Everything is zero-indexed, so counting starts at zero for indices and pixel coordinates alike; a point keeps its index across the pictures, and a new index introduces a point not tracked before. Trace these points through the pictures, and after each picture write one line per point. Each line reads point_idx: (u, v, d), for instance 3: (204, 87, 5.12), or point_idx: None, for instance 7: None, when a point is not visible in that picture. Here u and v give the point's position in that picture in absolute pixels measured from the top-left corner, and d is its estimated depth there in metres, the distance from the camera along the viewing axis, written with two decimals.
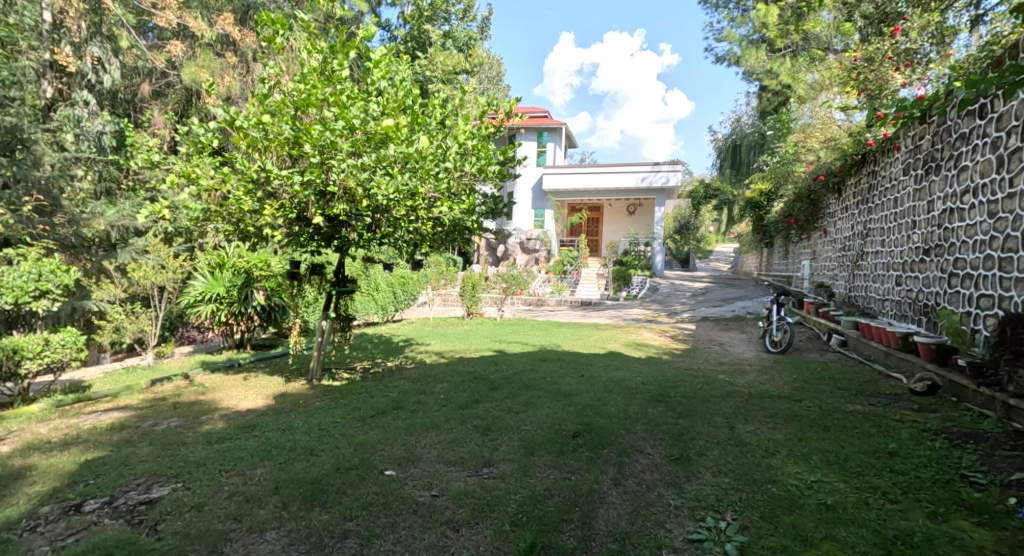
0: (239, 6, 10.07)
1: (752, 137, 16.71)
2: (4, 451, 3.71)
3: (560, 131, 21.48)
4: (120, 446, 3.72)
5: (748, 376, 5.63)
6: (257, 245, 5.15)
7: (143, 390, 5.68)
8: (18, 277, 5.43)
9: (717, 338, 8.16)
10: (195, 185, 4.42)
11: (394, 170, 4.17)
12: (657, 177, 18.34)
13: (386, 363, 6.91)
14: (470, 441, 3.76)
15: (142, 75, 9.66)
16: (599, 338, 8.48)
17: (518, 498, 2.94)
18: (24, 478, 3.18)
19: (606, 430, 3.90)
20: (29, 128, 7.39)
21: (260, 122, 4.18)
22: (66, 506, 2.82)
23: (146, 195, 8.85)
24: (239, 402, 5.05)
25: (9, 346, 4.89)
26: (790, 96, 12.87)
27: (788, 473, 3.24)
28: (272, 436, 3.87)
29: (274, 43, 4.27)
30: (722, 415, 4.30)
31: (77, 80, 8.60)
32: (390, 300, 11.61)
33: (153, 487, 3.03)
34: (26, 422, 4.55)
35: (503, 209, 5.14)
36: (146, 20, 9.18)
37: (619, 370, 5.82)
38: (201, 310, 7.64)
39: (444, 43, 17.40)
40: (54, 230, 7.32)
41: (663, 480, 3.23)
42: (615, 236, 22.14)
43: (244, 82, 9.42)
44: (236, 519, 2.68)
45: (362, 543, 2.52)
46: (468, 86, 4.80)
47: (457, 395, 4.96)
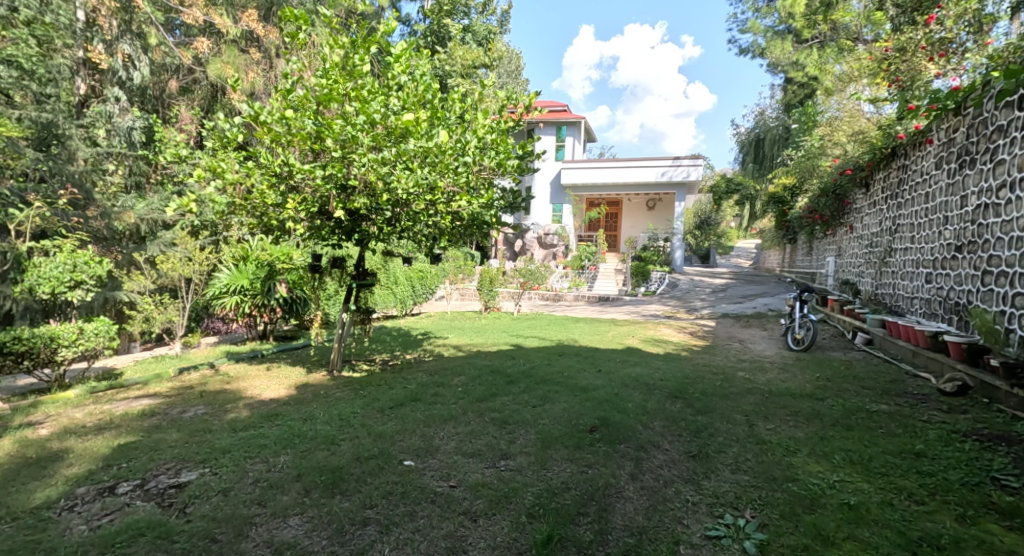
0: (263, 2, 10.23)
1: (777, 130, 16.33)
2: (42, 434, 3.87)
3: (579, 125, 21.33)
4: (150, 432, 3.85)
5: (768, 373, 5.55)
6: (280, 238, 5.25)
7: (171, 379, 5.85)
8: (54, 268, 5.64)
9: (737, 335, 8.06)
10: (221, 178, 4.50)
11: (414, 164, 4.22)
12: (677, 171, 18.21)
13: (404, 356, 6.99)
14: (487, 434, 3.80)
15: (170, 72, 9.88)
16: (617, 334, 8.44)
17: (535, 490, 2.96)
18: (62, 460, 3.32)
19: (624, 425, 3.89)
20: (64, 125, 7.73)
21: (283, 117, 4.23)
22: (100, 487, 2.93)
23: (175, 189, 9.10)
24: (262, 392, 5.17)
25: (46, 334, 5.10)
26: (816, 88, 12.55)
27: (809, 472, 3.19)
28: (293, 425, 3.95)
29: (297, 38, 4.31)
30: (741, 413, 4.25)
31: (109, 77, 8.84)
32: (408, 294, 11.73)
33: (182, 472, 3.13)
34: (63, 407, 4.73)
35: (522, 203, 5.15)
36: (174, 17, 9.39)
37: (636, 366, 5.79)
38: (226, 302, 7.85)
39: (464, 37, 17.45)
40: (87, 223, 7.56)
41: (681, 476, 3.21)
42: (634, 231, 21.95)
43: (268, 78, 9.59)
44: (260, 504, 2.75)
45: (381, 530, 2.57)
46: (488, 80, 4.78)
47: (474, 388, 5.01)
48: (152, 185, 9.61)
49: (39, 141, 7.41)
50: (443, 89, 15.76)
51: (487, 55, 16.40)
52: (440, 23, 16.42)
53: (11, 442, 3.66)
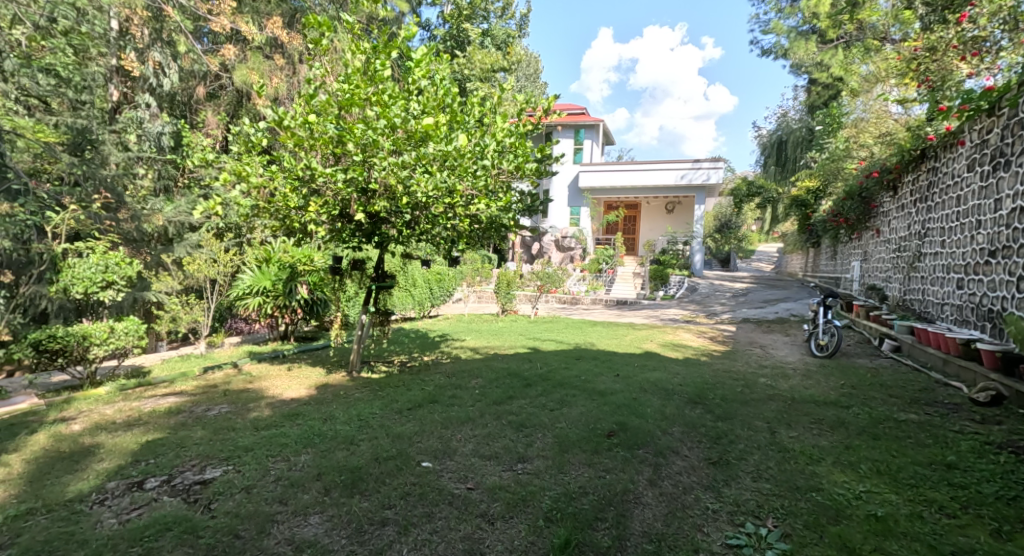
0: (287, 10, 10.47)
1: (800, 132, 16.01)
2: (75, 429, 4.01)
3: (597, 128, 21.25)
4: (176, 429, 3.95)
5: (791, 380, 5.44)
6: (302, 240, 5.34)
7: (196, 377, 5.99)
8: (88, 269, 5.84)
9: (758, 340, 7.93)
10: (245, 182, 4.61)
11: (433, 167, 4.27)
12: (697, 174, 17.98)
13: (422, 358, 7.04)
14: (504, 436, 3.81)
15: (197, 78, 10.17)
16: (635, 338, 8.36)
17: (553, 494, 2.95)
18: (93, 455, 3.43)
19: (642, 430, 3.85)
20: (98, 130, 8.01)
21: (306, 122, 4.31)
22: (130, 482, 3.02)
23: (201, 192, 9.32)
24: (283, 392, 5.26)
25: (79, 332, 5.28)
26: (841, 89, 12.26)
27: (835, 482, 3.12)
28: (314, 425, 4.01)
29: (321, 44, 4.39)
30: (763, 419, 4.18)
31: (140, 84, 9.12)
32: (426, 296, 11.81)
33: (207, 469, 3.20)
34: (94, 404, 4.88)
35: (540, 206, 5.16)
36: (202, 25, 9.63)
37: (655, 371, 5.73)
38: (249, 303, 8.01)
39: (482, 41, 17.59)
40: (119, 226, 7.79)
41: (701, 483, 3.17)
42: (652, 234, 21.74)
43: (291, 83, 9.79)
44: (282, 502, 2.80)
45: (400, 531, 2.59)
46: (508, 84, 4.80)
47: (491, 391, 5.01)
48: (179, 189, 9.86)
49: (74, 146, 7.57)
50: (462, 93, 15.87)
51: (506, 59, 16.46)
52: (459, 28, 16.59)
53: (46, 437, 3.80)
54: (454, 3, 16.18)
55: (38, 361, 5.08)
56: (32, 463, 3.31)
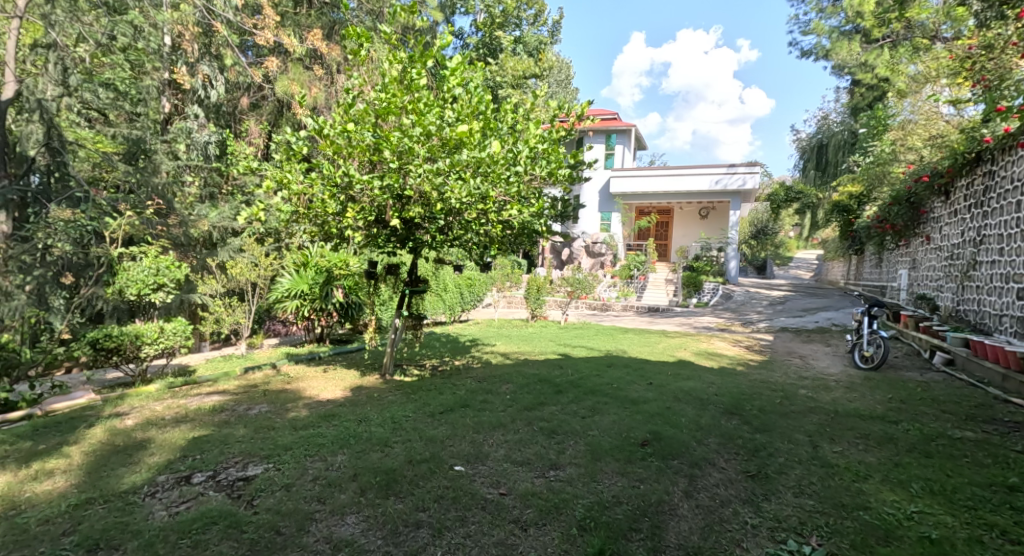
0: (326, 22, 10.84)
1: (842, 136, 15.45)
2: (129, 424, 4.22)
3: (629, 133, 21.09)
4: (220, 427, 4.10)
5: (834, 392, 5.23)
6: (339, 245, 5.46)
7: (238, 377, 6.22)
8: (141, 272, 6.16)
9: (797, 350, 7.66)
10: (287, 189, 4.78)
11: (467, 174, 4.32)
12: (732, 179, 17.62)
13: (453, 362, 7.11)
14: (536, 442, 3.80)
15: (242, 89, 10.59)
16: (668, 346, 8.21)
17: (586, 502, 2.93)
18: (145, 449, 3.60)
19: (677, 441, 3.78)
20: (151, 141, 8.47)
21: (345, 131, 4.44)
22: (178, 476, 3.16)
23: (243, 199, 9.64)
24: (320, 393, 5.40)
25: (132, 332, 5.56)
26: (887, 90, 11.81)
27: (883, 501, 2.99)
28: (350, 426, 4.10)
29: (359, 55, 4.50)
30: (804, 433, 4.03)
31: (189, 96, 9.58)
32: (457, 300, 11.94)
33: (249, 466, 3.32)
34: (145, 400, 5.13)
35: (572, 212, 5.16)
36: (248, 38, 10.07)
37: (689, 380, 5.61)
38: (287, 306, 8.26)
39: (514, 48, 17.82)
40: (169, 231, 8.13)
41: (739, 497, 3.08)
42: (685, 240, 21.34)
43: (329, 92, 10.07)
44: (320, 501, 2.87)
45: (434, 534, 2.62)
46: (541, 90, 4.81)
47: (522, 397, 5.00)
48: (223, 196, 10.00)
49: (128, 155, 8.17)
50: (494, 99, 16.06)
51: (539, 65, 16.56)
52: (492, 35, 16.90)
53: (102, 430, 4.01)
54: (487, 11, 16.49)
55: (95, 358, 5.38)
56: (91, 454, 3.51)
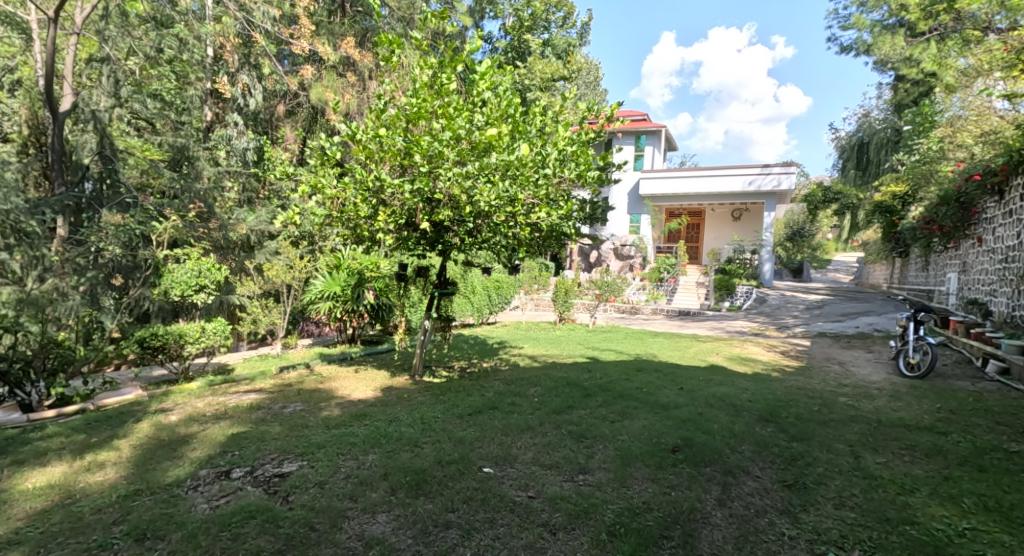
0: (359, 30, 11.11)
1: (884, 133, 14.87)
2: (172, 419, 4.40)
3: (659, 134, 20.81)
4: (257, 424, 4.23)
5: (877, 401, 5.02)
6: (370, 248, 5.55)
7: (273, 376, 6.41)
8: (185, 274, 6.42)
9: (837, 356, 7.39)
10: (321, 193, 4.90)
11: (495, 177, 4.34)
12: (767, 179, 17.17)
13: (481, 364, 7.16)
14: (565, 446, 3.78)
15: (279, 97, 10.87)
16: (700, 350, 8.03)
17: (615, 508, 2.90)
18: (187, 444, 3.75)
19: (709, 447, 3.70)
20: (194, 148, 8.83)
21: (376, 136, 4.52)
22: (218, 471, 3.27)
23: (279, 203, 9.82)
24: (351, 392, 5.51)
25: (176, 331, 5.80)
26: (935, 85, 11.27)
27: (932, 516, 2.85)
28: (380, 426, 4.17)
29: (391, 61, 4.57)
30: (845, 442, 3.88)
31: (230, 104, 9.93)
32: (485, 302, 12.04)
33: (285, 463, 3.41)
34: (188, 397, 5.34)
35: (601, 214, 5.13)
36: (284, 48, 10.40)
37: (722, 386, 5.48)
38: (320, 307, 8.50)
39: (543, 51, 17.84)
40: (209, 234, 8.33)
41: (775, 507, 2.99)
42: (717, 243, 20.88)
43: (361, 99, 10.29)
44: (352, 499, 2.93)
45: (463, 535, 2.64)
46: (570, 92, 4.79)
47: (550, 400, 4.98)
48: (261, 201, 10.08)
49: (173, 162, 8.61)
50: (523, 102, 16.15)
51: (567, 67, 16.51)
52: (521, 39, 17.05)
53: (149, 425, 4.20)
54: (516, 15, 16.63)
55: (142, 356, 5.63)
56: (138, 448, 3.67)
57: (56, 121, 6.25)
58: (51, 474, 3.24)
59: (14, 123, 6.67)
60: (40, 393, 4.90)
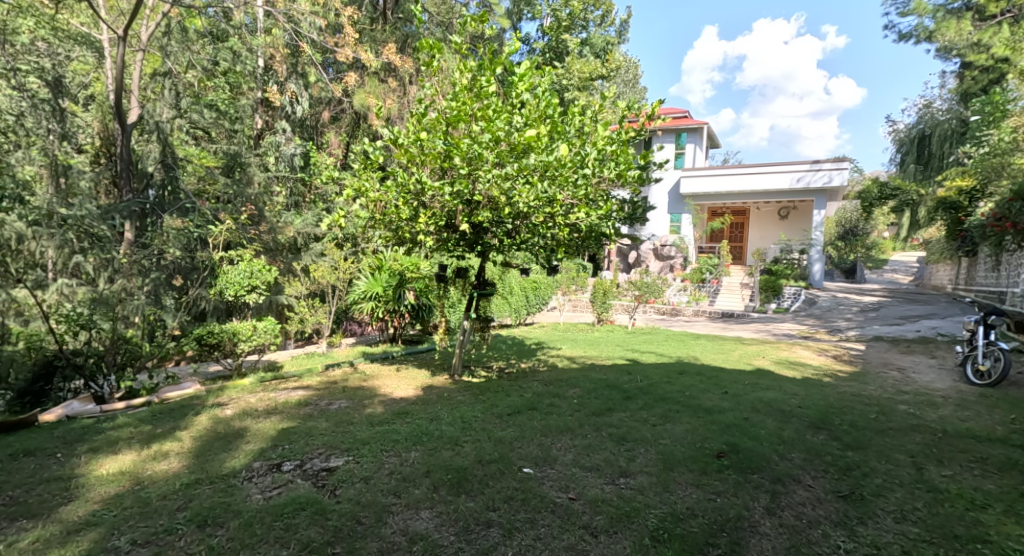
0: (400, 36, 11.37)
1: (949, 124, 13.92)
2: (227, 413, 4.63)
3: (701, 131, 20.27)
4: (305, 420, 4.39)
5: (941, 410, 4.71)
6: (411, 249, 5.65)
7: (320, 374, 6.64)
8: (239, 275, 6.76)
9: (895, 362, 6.99)
10: (365, 197, 5.03)
11: (534, 178, 4.33)
12: (816, 176, 16.42)
13: (519, 364, 7.18)
14: (605, 448, 3.74)
15: (324, 104, 11.15)
16: (745, 354, 7.78)
17: (658, 513, 2.84)
18: (242, 437, 3.94)
19: (757, 454, 3.57)
20: (246, 155, 9.28)
21: (417, 139, 4.59)
22: (270, 464, 3.42)
23: (324, 206, 10.06)
24: (393, 391, 5.64)
25: (230, 330, 6.11)
26: (1008, 71, 10.44)
27: (1006, 534, 2.65)
28: (421, 424, 4.23)
29: (431, 65, 4.62)
30: (905, 453, 3.67)
31: (279, 113, 10.34)
32: (522, 303, 12.11)
33: (332, 457, 3.54)
34: (241, 392, 5.61)
35: (641, 215, 5.06)
36: (329, 56, 10.77)
37: (770, 390, 5.28)
38: (363, 307, 8.80)
39: (581, 50, 17.73)
40: (260, 237, 8.73)
41: (830, 518, 2.86)
42: (762, 243, 20.15)
43: (402, 103, 10.54)
44: (396, 494, 3.00)
45: (504, 534, 2.65)
46: (609, 91, 4.73)
47: (590, 402, 4.94)
48: (308, 205, 10.35)
49: (227, 169, 9.07)
50: (561, 102, 16.08)
51: (605, 66, 16.31)
52: (559, 39, 17.03)
53: (206, 418, 4.43)
54: (553, 15, 16.53)
55: (200, 352, 5.96)
56: (198, 440, 3.89)
57: (125, 132, 6.65)
58: (122, 462, 3.48)
59: (88, 135, 7.20)
60: (110, 387, 5.33)
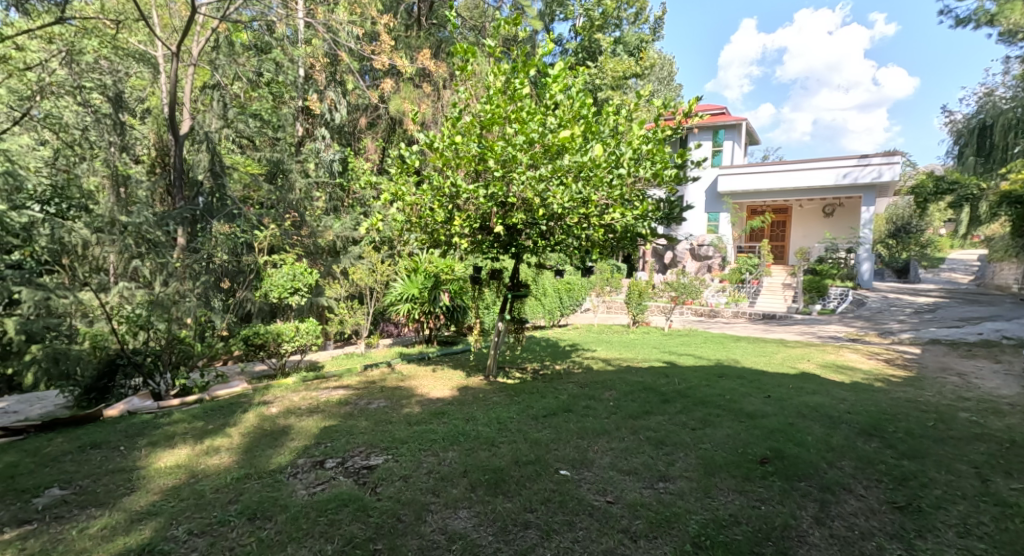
0: (434, 42, 11.55)
1: (1013, 113, 12.96)
2: (273, 411, 4.80)
3: (740, 128, 19.70)
4: (346, 418, 4.52)
5: (1008, 418, 4.40)
6: (447, 252, 5.70)
7: (359, 374, 6.81)
8: (282, 277, 7.01)
9: (954, 367, 6.58)
10: (402, 201, 5.11)
11: (568, 179, 4.32)
12: (864, 171, 15.65)
13: (554, 366, 7.14)
14: (643, 452, 3.68)
15: (361, 110, 11.39)
16: (789, 356, 7.50)
17: (699, 518, 2.78)
18: (287, 434, 4.09)
19: (803, 460, 3.44)
20: (288, 161, 9.61)
21: (452, 143, 4.63)
22: (314, 460, 3.54)
23: (362, 210, 10.30)
24: (430, 391, 5.73)
25: (274, 331, 6.33)
26: None
27: None
28: (458, 424, 4.28)
29: (465, 69, 4.62)
30: (968, 463, 3.46)
31: (318, 120, 10.69)
32: (556, 305, 12.06)
33: (372, 456, 3.62)
34: (285, 391, 5.80)
35: (679, 214, 4.94)
36: (366, 64, 11.05)
37: (816, 395, 5.07)
38: (399, 308, 8.99)
39: (614, 49, 17.59)
40: (302, 241, 9.03)
41: (885, 530, 2.73)
42: (806, 241, 19.39)
43: (437, 108, 10.67)
44: (435, 494, 3.04)
45: (542, 536, 2.65)
46: (644, 89, 4.62)
47: (626, 404, 4.87)
48: (346, 209, 10.49)
49: (270, 175, 9.50)
50: (594, 102, 15.98)
51: (640, 64, 16.05)
52: (591, 39, 16.91)
53: (253, 416, 4.60)
54: (586, 15, 16.42)
55: (247, 352, 6.22)
56: (246, 436, 4.05)
57: (178, 143, 7.00)
58: (178, 456, 3.66)
59: (145, 147, 7.63)
60: (167, 383, 5.54)
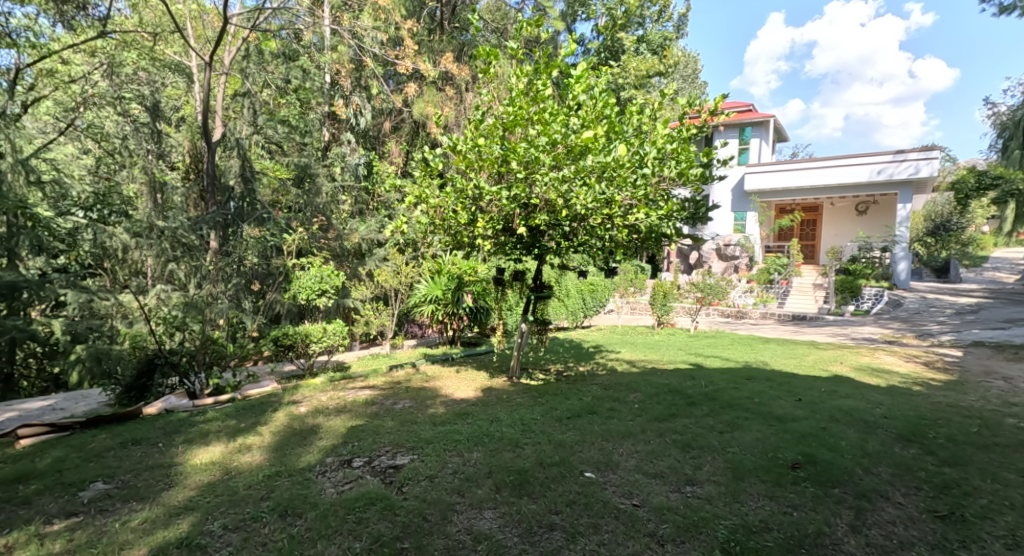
0: (457, 45, 11.63)
1: None
2: (301, 411, 4.91)
3: (767, 125, 19.25)
4: (372, 418, 4.58)
5: None
6: (470, 254, 5.71)
7: (384, 374, 6.90)
8: (311, 279, 7.17)
9: (1000, 370, 6.28)
10: (425, 203, 5.16)
11: (592, 179, 4.29)
12: (900, 167, 15.11)
13: (578, 368, 7.10)
14: (670, 455, 3.62)
15: (385, 114, 11.54)
16: (821, 359, 7.29)
17: (728, 524, 2.72)
18: (315, 433, 4.17)
19: (837, 466, 3.34)
20: (315, 166, 9.83)
21: (475, 145, 4.66)
22: (342, 459, 3.60)
23: (386, 213, 10.44)
24: (454, 391, 5.77)
25: (303, 332, 6.47)
26: None
27: None
28: (482, 425, 4.30)
29: (487, 72, 4.62)
30: (1016, 471, 3.30)
31: (344, 125, 10.88)
32: (580, 306, 11.98)
33: (398, 456, 3.66)
34: (313, 391, 5.92)
35: (705, 214, 4.85)
36: (390, 68, 11.22)
37: (850, 398, 4.91)
38: (423, 309, 9.04)
39: (637, 48, 17.45)
40: (328, 243, 9.21)
41: (926, 540, 2.62)
42: (838, 240, 18.81)
43: (459, 110, 10.74)
44: (460, 494, 3.06)
45: (568, 538, 2.64)
46: (668, 88, 4.57)
47: (652, 406, 4.81)
48: (371, 212, 10.63)
49: (298, 179, 9.71)
50: (617, 101, 15.88)
51: (664, 63, 15.84)
52: (613, 38, 16.80)
53: (283, 415, 4.71)
54: (609, 15, 16.29)
55: (276, 353, 6.36)
56: (277, 435, 4.15)
57: (211, 150, 7.05)
58: (212, 453, 3.78)
59: (180, 153, 7.60)
60: (201, 382, 5.70)
